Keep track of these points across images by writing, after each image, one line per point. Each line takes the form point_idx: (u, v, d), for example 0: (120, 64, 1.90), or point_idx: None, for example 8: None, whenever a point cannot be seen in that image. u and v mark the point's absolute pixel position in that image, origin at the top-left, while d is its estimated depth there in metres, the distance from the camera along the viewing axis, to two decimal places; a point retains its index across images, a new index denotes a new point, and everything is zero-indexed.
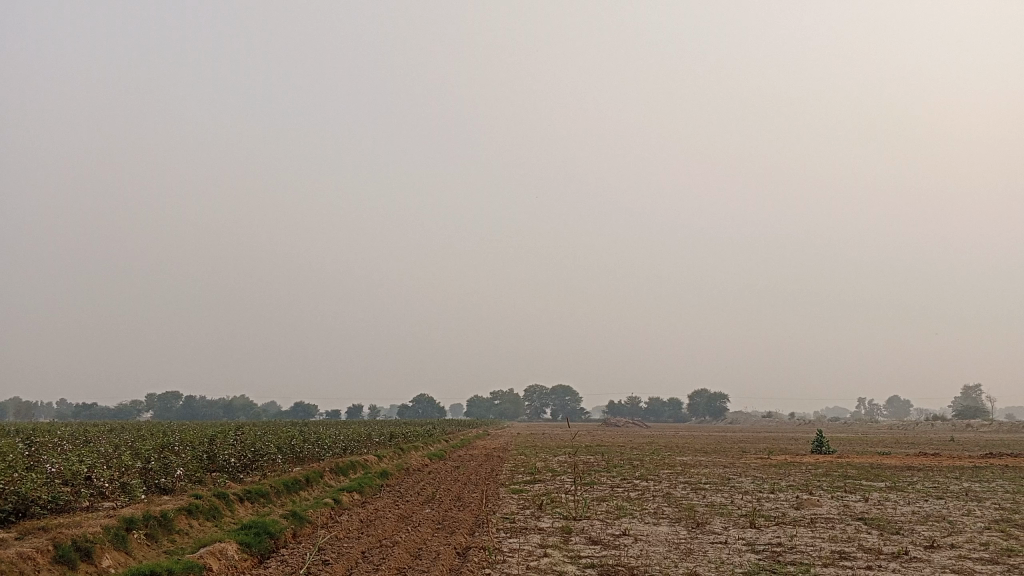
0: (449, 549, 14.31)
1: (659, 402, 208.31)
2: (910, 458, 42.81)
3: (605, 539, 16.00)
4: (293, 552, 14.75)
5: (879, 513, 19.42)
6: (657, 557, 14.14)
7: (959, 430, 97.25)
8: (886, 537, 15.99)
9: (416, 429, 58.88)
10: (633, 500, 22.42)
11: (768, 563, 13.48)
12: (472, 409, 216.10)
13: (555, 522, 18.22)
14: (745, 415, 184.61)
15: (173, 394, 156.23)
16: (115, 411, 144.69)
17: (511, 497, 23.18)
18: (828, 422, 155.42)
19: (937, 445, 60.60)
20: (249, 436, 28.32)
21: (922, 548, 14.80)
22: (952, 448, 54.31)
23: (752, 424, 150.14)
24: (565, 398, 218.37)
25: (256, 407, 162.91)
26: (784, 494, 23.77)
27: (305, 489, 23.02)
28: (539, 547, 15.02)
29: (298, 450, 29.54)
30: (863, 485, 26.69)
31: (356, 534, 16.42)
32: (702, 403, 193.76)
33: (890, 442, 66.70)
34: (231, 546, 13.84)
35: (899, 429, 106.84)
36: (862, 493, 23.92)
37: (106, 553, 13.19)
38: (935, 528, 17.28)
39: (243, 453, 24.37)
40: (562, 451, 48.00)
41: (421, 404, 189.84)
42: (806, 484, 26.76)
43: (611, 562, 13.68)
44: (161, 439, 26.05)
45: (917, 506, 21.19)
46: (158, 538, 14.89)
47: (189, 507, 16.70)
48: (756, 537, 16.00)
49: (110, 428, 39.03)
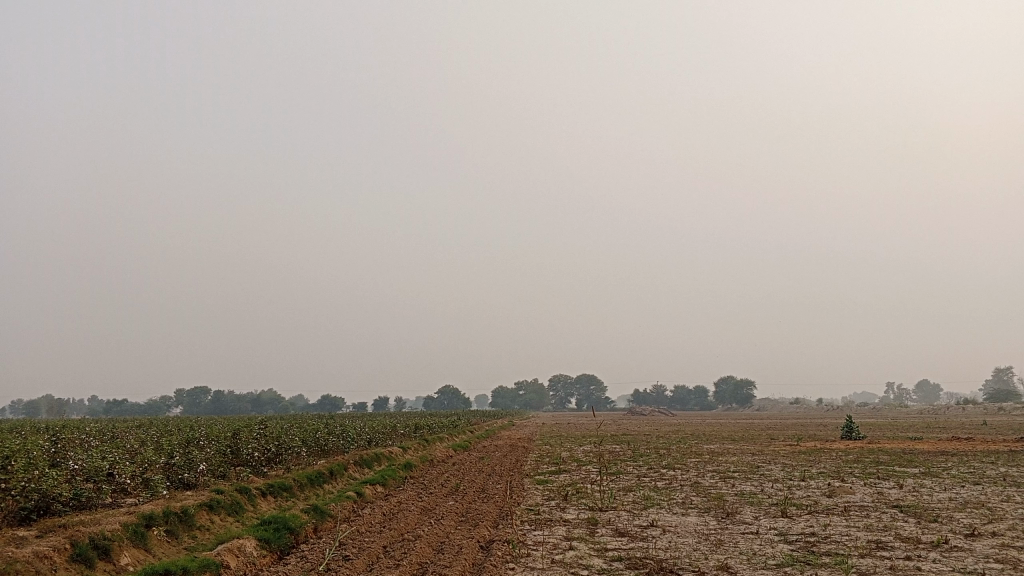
0: (472, 543, 13.99)
1: (685, 390, 207.49)
2: (943, 443, 41.80)
3: (633, 531, 15.61)
4: (313, 547, 14.50)
5: (914, 501, 18.85)
6: (687, 549, 13.68)
7: (993, 414, 95.76)
8: (924, 525, 15.47)
9: (441, 420, 58.90)
10: (661, 489, 22.04)
11: (803, 554, 12.98)
12: (497, 399, 216.51)
13: (581, 513, 17.88)
14: (772, 401, 183.45)
15: (202, 389, 157.66)
16: (146, 406, 146.93)
17: (536, 488, 22.91)
18: (855, 409, 154.32)
19: (969, 428, 59.33)
20: (274, 429, 28.21)
21: (962, 537, 14.24)
22: (985, 432, 53.11)
23: (780, 411, 149.44)
24: (590, 387, 217.44)
25: (283, 402, 164.62)
26: (815, 482, 23.31)
27: (329, 483, 22.87)
28: (565, 540, 14.63)
29: (322, 442, 29.41)
30: (895, 471, 26.06)
31: (377, 528, 16.17)
32: (729, 391, 192.16)
33: (920, 426, 65.40)
34: (250, 543, 13.59)
35: (932, 413, 105.46)
36: (896, 480, 23.32)
37: (125, 551, 13.01)
38: (975, 515, 16.71)
39: (268, 446, 24.28)
40: (587, 441, 47.55)
41: (446, 395, 191.75)
42: (837, 471, 26.12)
43: (639, 555, 13.26)
44: (186, 433, 25.98)
45: (953, 492, 20.61)
46: (178, 535, 14.72)
47: (210, 502, 16.53)
48: (788, 527, 15.52)
49: (140, 424, 39.34)
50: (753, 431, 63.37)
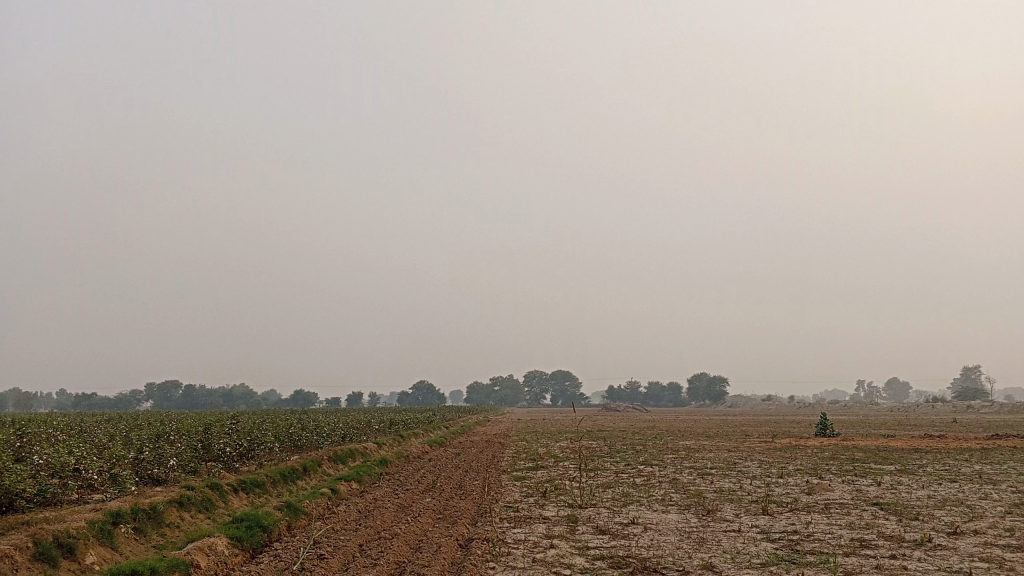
0: (451, 542, 13.66)
1: (659, 387, 208.63)
2: (916, 441, 42.03)
3: (614, 529, 15.39)
4: (286, 545, 14.11)
5: (894, 498, 18.82)
6: (670, 547, 13.48)
7: (959, 411, 97.00)
8: (905, 523, 15.37)
9: (416, 416, 58.56)
10: (640, 486, 21.89)
11: (787, 553, 12.80)
12: (472, 395, 216.31)
13: (561, 511, 17.64)
14: (745, 398, 184.66)
15: (173, 383, 155.55)
16: (115, 400, 144.92)
17: (514, 485, 22.67)
18: (827, 406, 156.01)
19: (941, 427, 59.62)
20: (246, 424, 27.72)
21: (945, 535, 14.16)
22: (957, 430, 53.42)
23: (754, 407, 150.49)
24: (565, 383, 217.77)
25: (255, 396, 163.19)
26: (794, 479, 23.26)
27: (303, 478, 22.47)
28: (545, 538, 14.36)
29: (296, 438, 28.94)
30: (872, 468, 26.11)
31: (352, 526, 15.79)
32: (703, 387, 193.03)
33: (894, 424, 66.05)
34: (221, 541, 13.17)
35: (900, 410, 106.77)
36: (874, 477, 23.28)
37: (90, 549, 12.55)
38: (955, 512, 16.67)
39: (240, 441, 23.78)
40: (563, 437, 47.39)
41: (421, 390, 191.48)
42: (815, 468, 26.05)
43: (621, 554, 13.00)
44: (156, 428, 25.38)
45: (932, 489, 20.62)
46: (147, 532, 14.27)
47: (180, 498, 16.09)
48: (770, 525, 15.37)
49: (109, 418, 38.61)
50: (727, 428, 63.44)
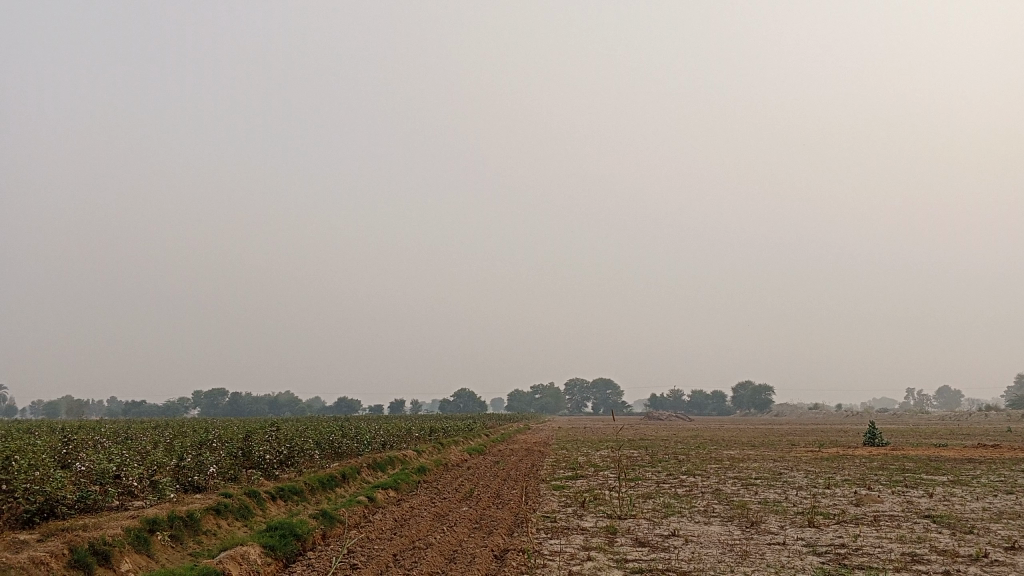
0: (485, 553, 13.39)
1: (702, 395, 206.49)
2: (968, 451, 40.70)
3: (653, 540, 15.00)
4: (319, 555, 13.98)
5: (947, 511, 18.11)
6: (711, 561, 13.06)
7: (1013, 420, 94.21)
8: (959, 537, 14.73)
9: (457, 423, 58.55)
10: (681, 497, 21.41)
11: (834, 568, 12.30)
12: (513, 403, 216.16)
13: (599, 521, 17.30)
14: (791, 406, 181.73)
15: (219, 391, 157.90)
16: (164, 408, 147.60)
17: (552, 494, 22.36)
18: (875, 414, 152.90)
19: (993, 435, 57.87)
20: (287, 431, 27.80)
21: (1002, 550, 13.51)
22: (1012, 440, 51.66)
23: (801, 416, 147.91)
24: (607, 392, 216.33)
25: (299, 405, 165.06)
26: (841, 490, 22.60)
27: (341, 486, 22.41)
28: (582, 550, 14.06)
29: (336, 445, 28.93)
30: (923, 479, 25.30)
31: (387, 534, 15.64)
32: (747, 395, 190.33)
33: (947, 433, 64.33)
34: (254, 550, 13.07)
35: (951, 419, 104.21)
36: (924, 489, 22.51)
37: (125, 557, 12.53)
38: (1011, 526, 15.97)
39: (280, 449, 23.80)
40: (604, 446, 46.85)
41: (462, 398, 192.15)
42: (862, 479, 25.31)
43: (661, 567, 12.61)
44: (197, 436, 25.52)
45: (986, 501, 19.85)
46: (183, 540, 14.26)
47: (217, 506, 16.09)
48: (817, 537, 14.87)
49: (154, 425, 39.03)
50: (772, 436, 62.33)
